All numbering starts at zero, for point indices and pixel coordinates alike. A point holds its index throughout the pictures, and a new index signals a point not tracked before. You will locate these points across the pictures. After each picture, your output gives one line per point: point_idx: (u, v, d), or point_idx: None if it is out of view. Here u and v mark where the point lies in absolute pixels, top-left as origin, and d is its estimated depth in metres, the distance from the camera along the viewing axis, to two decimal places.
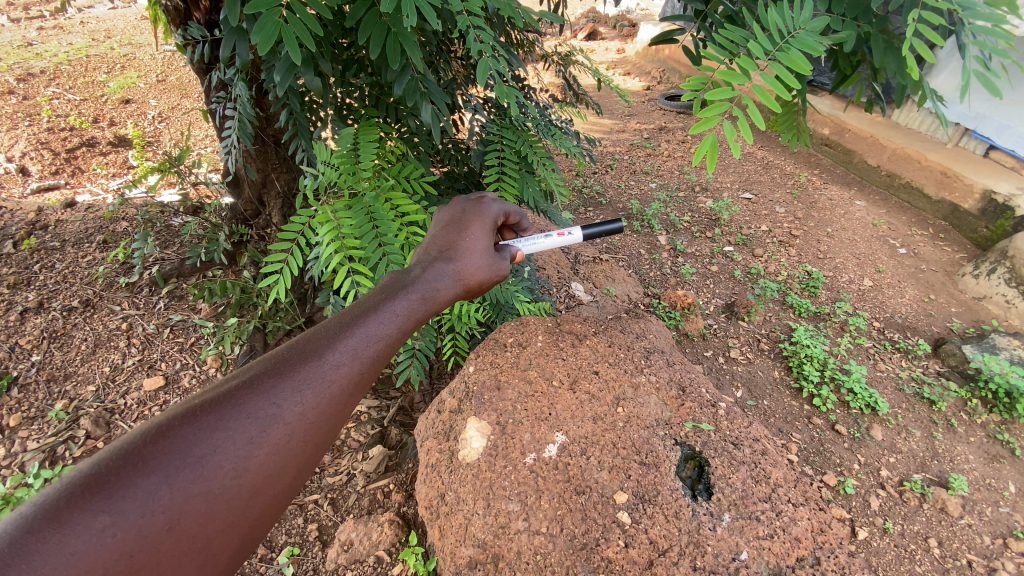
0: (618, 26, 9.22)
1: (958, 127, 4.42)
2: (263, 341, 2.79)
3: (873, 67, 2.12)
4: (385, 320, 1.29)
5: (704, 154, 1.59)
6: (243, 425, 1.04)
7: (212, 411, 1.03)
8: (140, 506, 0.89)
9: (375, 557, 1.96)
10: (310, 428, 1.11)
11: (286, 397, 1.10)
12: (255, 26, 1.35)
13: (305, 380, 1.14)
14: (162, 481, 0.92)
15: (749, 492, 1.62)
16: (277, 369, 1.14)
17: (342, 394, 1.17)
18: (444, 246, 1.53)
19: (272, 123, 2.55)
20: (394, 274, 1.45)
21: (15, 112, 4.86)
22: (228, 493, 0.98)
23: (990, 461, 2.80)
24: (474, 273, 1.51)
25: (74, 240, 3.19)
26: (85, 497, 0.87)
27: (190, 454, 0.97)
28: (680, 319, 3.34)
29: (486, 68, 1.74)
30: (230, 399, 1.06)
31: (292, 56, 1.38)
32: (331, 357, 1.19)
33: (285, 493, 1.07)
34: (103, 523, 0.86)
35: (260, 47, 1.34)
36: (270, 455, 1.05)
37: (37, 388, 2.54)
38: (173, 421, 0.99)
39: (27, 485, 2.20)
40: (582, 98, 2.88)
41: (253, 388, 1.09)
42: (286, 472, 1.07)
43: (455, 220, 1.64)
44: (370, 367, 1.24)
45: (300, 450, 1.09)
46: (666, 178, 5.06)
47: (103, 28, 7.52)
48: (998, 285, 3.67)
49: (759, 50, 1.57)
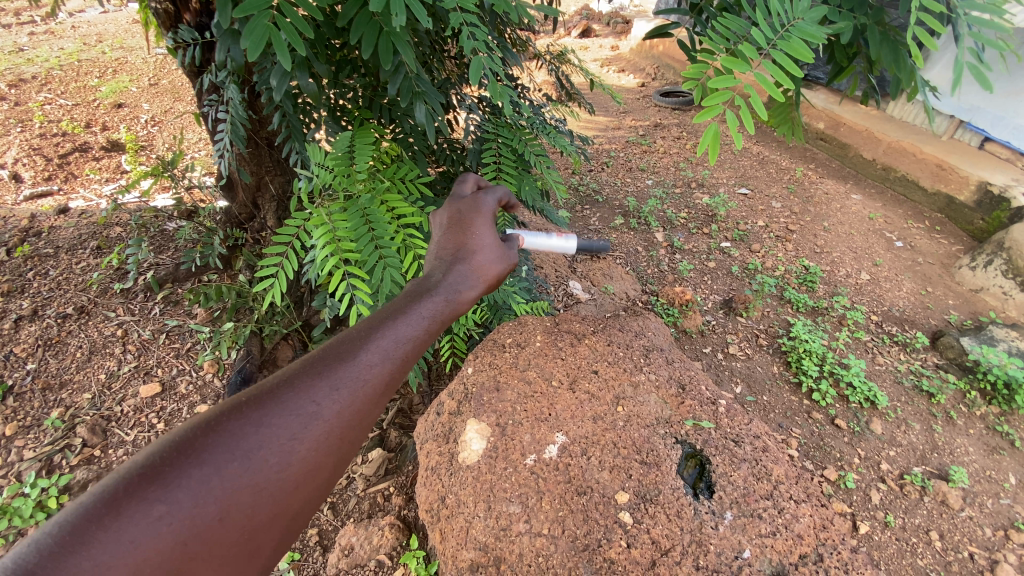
0: (611, 23, 9.22)
1: (953, 119, 4.41)
2: (260, 345, 2.78)
3: (869, 59, 2.11)
4: (414, 320, 1.26)
5: (707, 145, 1.57)
6: (285, 421, 1.02)
7: (255, 406, 1.01)
8: (192, 496, 0.89)
9: (376, 561, 1.95)
10: (349, 425, 1.09)
11: (325, 395, 1.08)
12: (244, 29, 1.32)
13: (343, 378, 1.11)
14: (212, 473, 0.92)
15: (751, 489, 1.62)
16: (315, 366, 1.12)
17: (377, 393, 1.14)
18: (464, 244, 1.49)
19: (265, 126, 2.54)
20: (420, 274, 1.42)
21: (6, 118, 4.81)
22: (272, 486, 0.97)
23: (990, 452, 2.80)
24: (492, 269, 1.47)
25: (67, 246, 3.16)
26: (143, 487, 0.86)
27: (236, 448, 0.95)
28: (679, 316, 3.33)
29: (480, 66, 1.74)
30: (272, 395, 1.04)
31: (283, 62, 1.36)
32: (365, 356, 1.16)
33: (325, 490, 1.05)
34: (158, 512, 0.85)
35: (248, 52, 1.32)
36: (311, 451, 1.03)
37: (32, 396, 2.52)
38: (220, 415, 0.98)
39: (24, 495, 2.18)
40: (577, 97, 2.86)
41: (294, 385, 1.07)
42: (326, 468, 1.05)
43: (456, 217, 1.59)
44: (402, 367, 1.21)
45: (338, 447, 1.07)
46: (662, 175, 5.06)
47: (94, 32, 7.48)
48: (996, 277, 3.67)
49: (761, 39, 1.57)
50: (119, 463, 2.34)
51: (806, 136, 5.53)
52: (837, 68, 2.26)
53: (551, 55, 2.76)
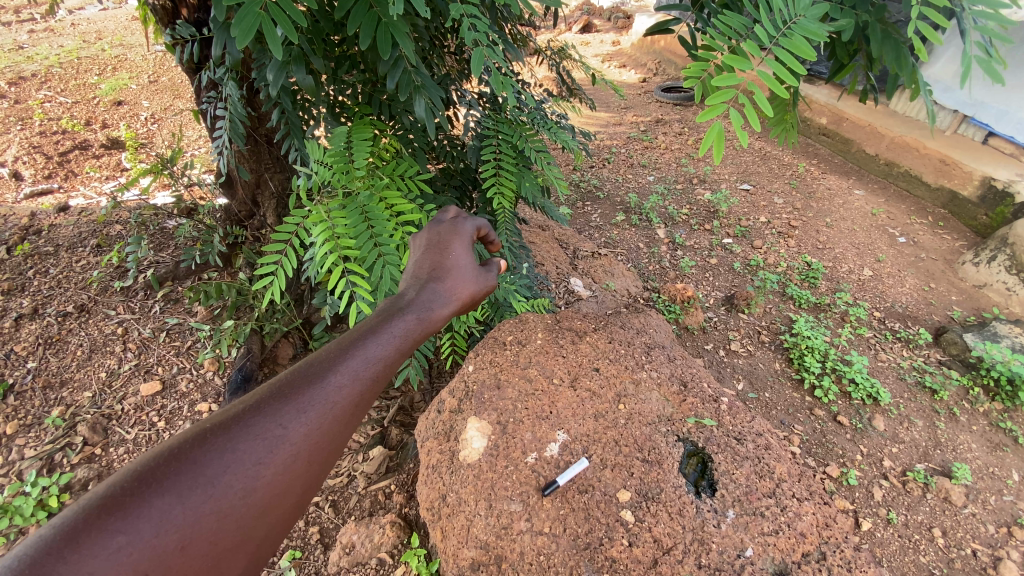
0: (612, 18, 9.18)
1: (956, 114, 4.28)
2: (260, 343, 2.77)
3: (871, 55, 2.10)
4: (384, 340, 1.24)
5: (711, 144, 1.54)
6: (250, 446, 1.00)
7: (221, 432, 0.99)
8: (153, 526, 0.86)
9: (377, 560, 1.95)
10: (315, 449, 1.07)
11: (292, 418, 1.06)
12: (234, 17, 1.30)
13: (311, 400, 1.10)
14: (175, 501, 0.89)
15: (753, 487, 1.61)
16: (283, 388, 1.10)
17: (345, 415, 1.13)
18: (436, 266, 1.47)
19: (264, 122, 2.53)
20: (391, 295, 1.40)
21: (6, 116, 4.81)
22: (236, 512, 0.95)
23: (993, 449, 2.78)
24: (465, 287, 1.46)
25: (67, 244, 3.16)
26: (103, 518, 0.83)
27: (201, 474, 0.93)
28: (681, 312, 3.32)
29: (481, 56, 1.71)
30: (238, 419, 1.02)
31: (276, 52, 1.34)
32: (333, 379, 1.14)
33: (291, 513, 1.03)
34: (119, 543, 0.83)
35: (239, 41, 1.29)
36: (277, 475, 1.01)
37: (33, 395, 2.51)
38: (183, 442, 0.95)
39: (25, 494, 2.18)
40: (578, 93, 2.84)
41: (260, 409, 1.05)
42: (293, 491, 1.03)
43: (433, 241, 1.58)
44: (371, 388, 1.19)
45: (305, 470, 1.05)
46: (664, 171, 5.04)
47: (94, 29, 7.47)
48: (999, 273, 3.65)
49: (762, 37, 1.55)
50: (120, 462, 2.34)
51: (808, 131, 5.50)
52: (839, 64, 2.24)
53: (552, 50, 2.74)
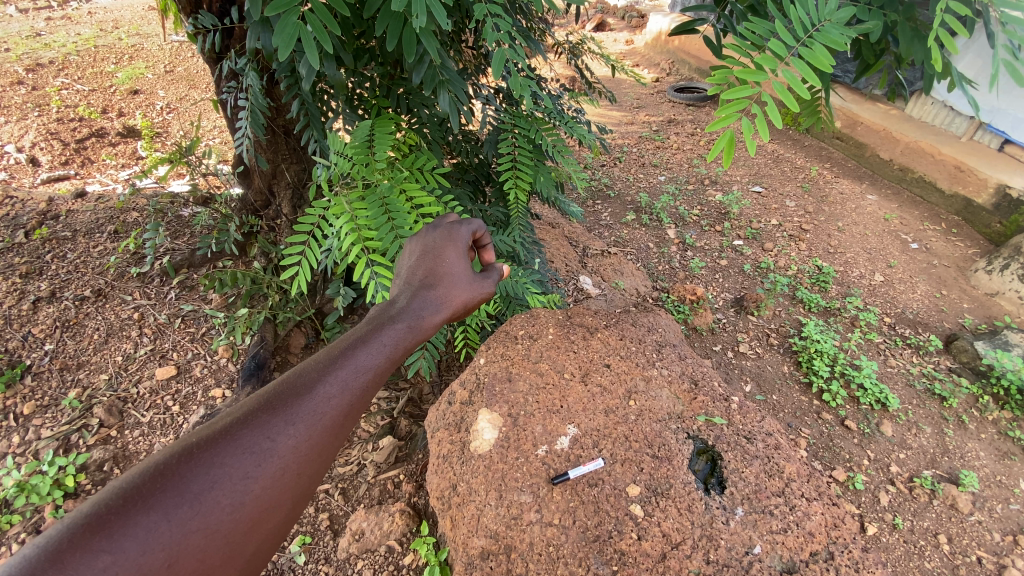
0: (627, 17, 9.12)
1: (973, 120, 4.27)
2: (273, 332, 2.82)
3: (898, 55, 2.10)
4: (373, 350, 1.27)
5: (721, 150, 1.58)
6: (238, 459, 1.01)
7: (207, 448, 1.00)
8: (139, 544, 0.87)
9: (386, 547, 2.00)
10: (305, 462, 1.09)
11: (280, 431, 1.08)
12: (275, 26, 1.35)
13: (299, 413, 1.11)
14: (161, 518, 0.90)
15: (762, 486, 1.62)
16: (271, 402, 1.11)
17: (335, 425, 1.15)
18: (427, 273, 1.49)
19: (283, 113, 2.56)
20: (381, 305, 1.42)
21: (24, 102, 4.85)
22: (225, 527, 0.96)
23: (1001, 458, 2.76)
24: (459, 295, 1.48)
25: (85, 230, 3.19)
26: (87, 538, 0.84)
27: (188, 490, 0.94)
28: (689, 313, 3.33)
29: (503, 58, 1.76)
30: (225, 434, 1.03)
31: (311, 58, 1.38)
32: (321, 390, 1.16)
33: (280, 527, 1.04)
34: (104, 563, 0.84)
35: (279, 49, 1.34)
36: (266, 489, 1.02)
37: (50, 376, 2.56)
38: (169, 459, 0.96)
39: (42, 473, 2.21)
40: (595, 87, 2.84)
41: (248, 423, 1.06)
42: (282, 503, 1.04)
43: (427, 246, 1.58)
44: (361, 398, 1.21)
45: (294, 482, 1.07)
46: (675, 171, 5.03)
47: (110, 19, 7.50)
48: (1012, 281, 3.62)
49: (782, 45, 1.55)
50: (136, 444, 2.39)
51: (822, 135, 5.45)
52: (865, 63, 2.25)
53: (571, 45, 2.77)
